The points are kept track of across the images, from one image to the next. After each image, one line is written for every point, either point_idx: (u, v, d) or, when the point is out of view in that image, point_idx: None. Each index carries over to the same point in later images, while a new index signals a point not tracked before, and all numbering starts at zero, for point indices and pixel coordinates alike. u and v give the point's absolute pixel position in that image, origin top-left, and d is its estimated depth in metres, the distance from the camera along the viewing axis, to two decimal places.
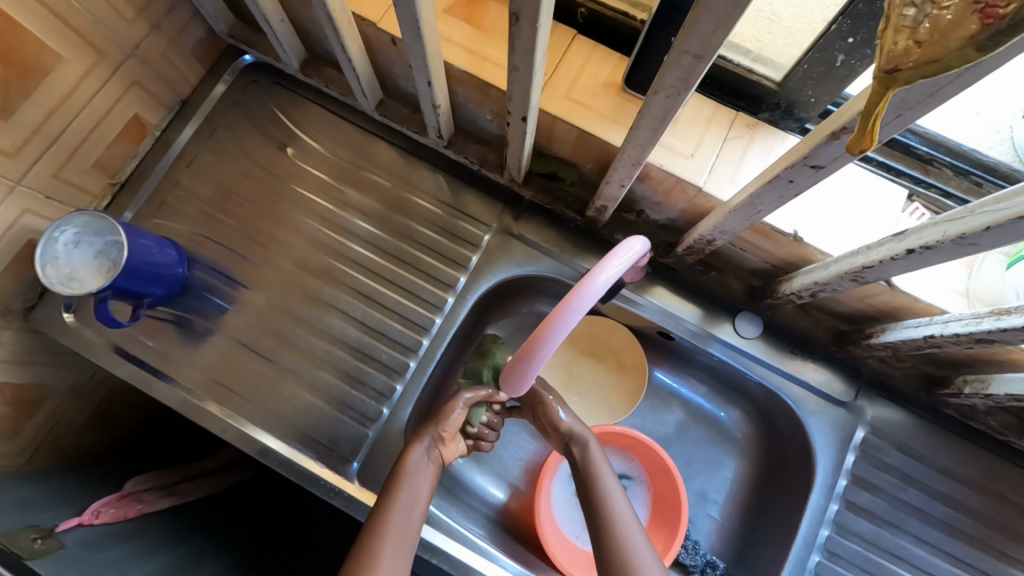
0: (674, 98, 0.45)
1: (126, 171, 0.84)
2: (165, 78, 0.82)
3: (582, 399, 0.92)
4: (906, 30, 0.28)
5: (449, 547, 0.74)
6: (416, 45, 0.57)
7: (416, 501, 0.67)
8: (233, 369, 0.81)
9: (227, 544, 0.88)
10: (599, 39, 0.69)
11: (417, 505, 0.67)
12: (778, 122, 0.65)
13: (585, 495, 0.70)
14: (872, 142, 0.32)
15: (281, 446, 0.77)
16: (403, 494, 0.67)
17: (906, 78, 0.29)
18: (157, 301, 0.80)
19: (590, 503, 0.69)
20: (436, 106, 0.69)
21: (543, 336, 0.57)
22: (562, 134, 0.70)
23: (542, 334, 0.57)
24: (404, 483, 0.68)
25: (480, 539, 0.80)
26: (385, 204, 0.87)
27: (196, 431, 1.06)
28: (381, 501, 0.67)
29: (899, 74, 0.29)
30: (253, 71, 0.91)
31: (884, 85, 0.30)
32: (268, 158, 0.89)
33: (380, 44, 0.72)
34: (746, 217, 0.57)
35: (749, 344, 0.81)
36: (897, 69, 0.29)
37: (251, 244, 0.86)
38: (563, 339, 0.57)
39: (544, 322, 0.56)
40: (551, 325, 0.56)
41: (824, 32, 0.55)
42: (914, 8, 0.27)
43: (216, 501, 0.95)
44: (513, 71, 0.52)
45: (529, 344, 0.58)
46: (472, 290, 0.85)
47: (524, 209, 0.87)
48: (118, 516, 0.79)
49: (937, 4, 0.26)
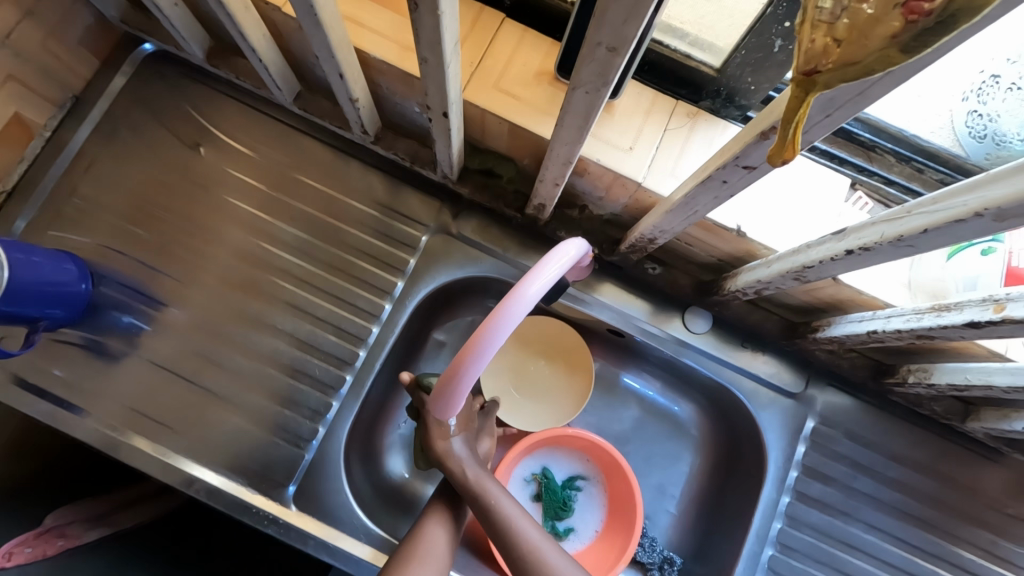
0: (595, 95, 0.40)
1: (12, 179, 0.75)
2: (49, 71, 0.73)
3: (528, 403, 0.89)
4: (825, 24, 0.25)
5: None
6: (317, 35, 0.50)
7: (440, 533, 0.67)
8: (149, 394, 0.74)
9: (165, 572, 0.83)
10: (530, 24, 0.63)
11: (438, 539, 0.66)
12: (720, 110, 0.62)
13: (492, 533, 0.65)
14: (794, 151, 0.29)
15: (217, 479, 0.71)
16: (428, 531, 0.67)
17: (826, 81, 0.26)
18: (58, 323, 0.72)
19: (525, 568, 0.63)
20: (354, 100, 0.63)
21: (455, 386, 0.56)
22: (494, 128, 0.65)
23: (468, 355, 0.53)
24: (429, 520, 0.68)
25: None
26: (315, 207, 0.81)
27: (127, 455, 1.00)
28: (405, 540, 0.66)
29: (818, 76, 0.26)
30: (156, 62, 0.82)
31: (803, 88, 0.27)
32: (180, 157, 0.81)
33: (289, 31, 0.64)
34: (685, 216, 0.53)
35: (700, 339, 0.79)
36: (816, 70, 0.26)
37: (165, 255, 0.78)
38: (482, 373, 0.55)
39: (452, 366, 0.55)
40: (464, 372, 0.54)
41: (760, 16, 0.52)
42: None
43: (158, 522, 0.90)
44: (424, 63, 0.47)
45: (443, 387, 0.56)
46: (412, 295, 0.80)
47: (464, 205, 0.82)
48: (34, 556, 0.76)
49: None
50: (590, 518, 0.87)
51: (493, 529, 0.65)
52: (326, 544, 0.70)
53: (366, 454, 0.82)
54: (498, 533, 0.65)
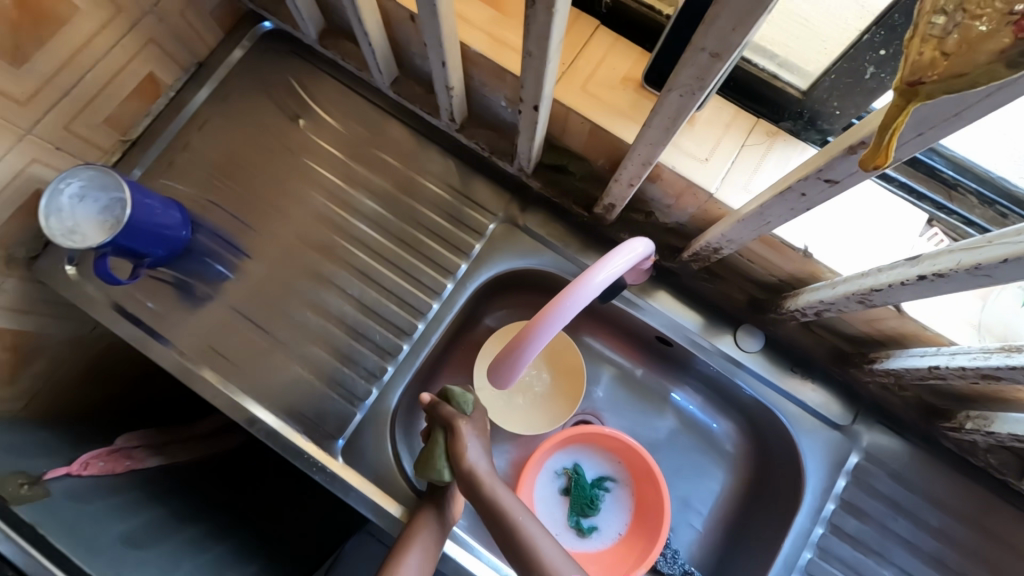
0: (688, 98, 0.43)
1: (138, 129, 0.84)
2: (182, 39, 0.82)
3: (518, 406, 0.90)
4: (934, 39, 0.27)
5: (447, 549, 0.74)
6: (431, 22, 0.55)
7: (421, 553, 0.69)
8: (225, 336, 0.81)
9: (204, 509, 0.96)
10: (622, 32, 0.67)
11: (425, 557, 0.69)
12: (800, 133, 0.64)
13: (512, 549, 0.66)
14: (887, 158, 0.32)
15: (273, 420, 0.76)
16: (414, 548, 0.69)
17: (929, 91, 0.28)
18: (158, 262, 0.80)
19: None
20: (450, 88, 0.68)
21: (512, 362, 0.58)
22: (575, 127, 0.68)
23: (531, 334, 0.55)
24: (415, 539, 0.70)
25: (470, 535, 0.79)
26: (393, 185, 0.86)
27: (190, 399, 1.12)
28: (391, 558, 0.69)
29: (922, 85, 0.28)
30: (271, 39, 0.90)
31: (904, 98, 0.29)
32: (280, 127, 0.88)
33: (398, 21, 0.70)
34: (755, 227, 0.55)
35: (749, 357, 0.79)
36: (920, 81, 0.28)
37: (255, 212, 0.86)
38: (538, 353, 0.58)
39: (514, 338, 0.57)
40: (523, 349, 0.57)
41: (855, 42, 0.53)
42: (944, 15, 0.26)
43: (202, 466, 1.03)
44: (527, 56, 0.50)
45: (500, 361, 0.58)
46: (472, 278, 0.84)
47: (532, 200, 0.85)
48: (106, 470, 0.89)
49: (968, 11, 0.26)
50: (614, 520, 0.88)
51: (512, 545, 0.66)
52: (367, 498, 0.74)
53: (410, 424, 0.86)
54: (518, 551, 0.65)
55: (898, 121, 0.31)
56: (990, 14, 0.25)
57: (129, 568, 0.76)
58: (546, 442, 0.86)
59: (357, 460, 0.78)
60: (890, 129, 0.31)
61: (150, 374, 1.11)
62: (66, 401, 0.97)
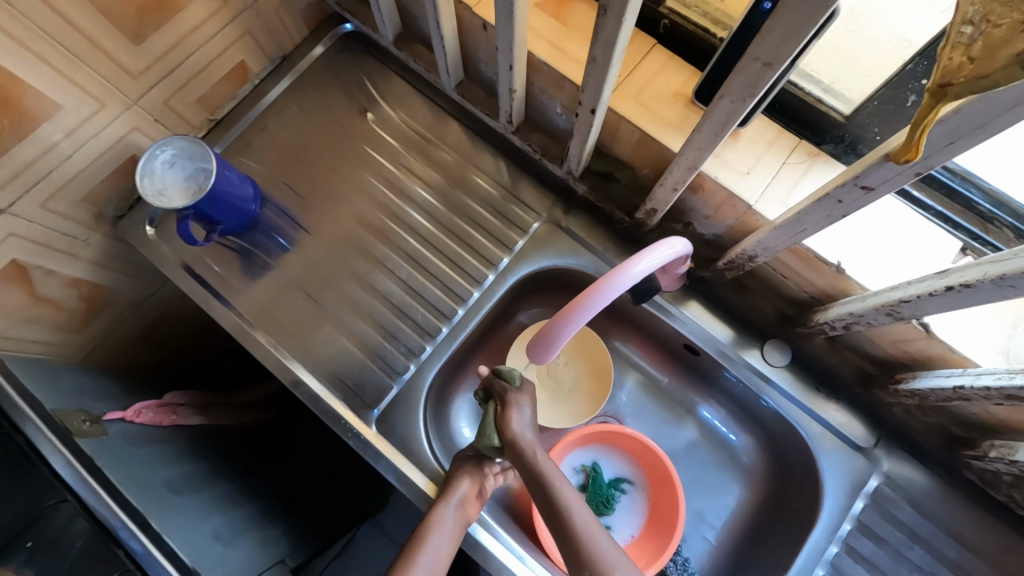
0: (739, 104, 0.47)
1: (224, 110, 0.93)
2: (274, 34, 0.90)
3: (545, 401, 0.94)
4: (962, 46, 0.31)
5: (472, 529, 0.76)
6: (505, 28, 0.61)
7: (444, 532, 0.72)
8: (280, 304, 0.87)
9: (235, 470, 1.03)
10: (677, 52, 0.72)
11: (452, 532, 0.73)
12: (840, 155, 0.67)
13: (549, 512, 0.71)
14: (916, 153, 0.37)
15: (317, 385, 0.81)
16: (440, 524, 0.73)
17: (954, 92, 0.32)
18: (228, 230, 0.87)
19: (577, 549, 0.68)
20: (512, 90, 0.74)
21: (551, 339, 0.62)
22: (625, 136, 0.73)
23: (570, 313, 0.59)
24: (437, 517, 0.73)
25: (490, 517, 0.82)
26: (447, 179, 0.93)
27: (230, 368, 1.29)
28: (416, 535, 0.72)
29: (950, 86, 0.32)
30: (350, 40, 0.99)
31: (934, 97, 0.34)
32: (349, 119, 0.96)
33: (471, 28, 0.77)
34: (791, 234, 0.58)
35: (775, 371, 0.81)
36: (949, 83, 0.33)
37: (318, 193, 0.93)
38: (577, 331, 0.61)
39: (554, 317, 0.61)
40: (562, 325, 0.60)
41: (898, 71, 0.58)
42: (970, 26, 0.30)
43: (234, 431, 1.12)
44: (592, 62, 0.56)
45: (540, 337, 0.62)
46: (513, 271, 0.89)
47: (576, 204, 0.90)
48: (154, 421, 0.96)
49: (991, 22, 0.29)
50: (628, 522, 0.90)
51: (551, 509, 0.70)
52: (396, 468, 0.78)
53: (440, 405, 0.91)
54: (557, 516, 0.70)
55: (928, 118, 0.35)
56: (1005, 26, 0.28)
57: (171, 509, 0.81)
58: (569, 436, 0.89)
59: (389, 430, 0.83)
60: (923, 125, 0.36)
61: (198, 343, 1.23)
62: (121, 354, 1.09)
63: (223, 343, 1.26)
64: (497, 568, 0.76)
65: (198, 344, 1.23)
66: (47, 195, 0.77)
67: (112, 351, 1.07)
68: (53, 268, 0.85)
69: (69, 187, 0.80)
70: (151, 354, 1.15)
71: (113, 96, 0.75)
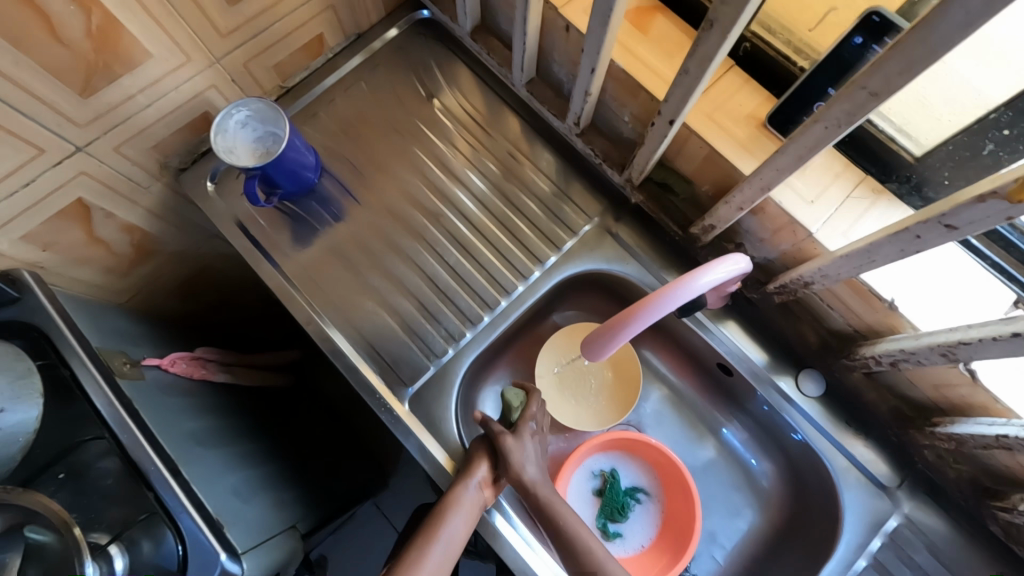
0: (832, 131, 0.48)
1: (295, 80, 0.95)
2: (354, 12, 0.92)
3: (569, 404, 0.94)
4: None
5: (493, 520, 0.77)
6: (597, 31, 0.63)
7: (463, 517, 0.72)
8: (328, 273, 0.89)
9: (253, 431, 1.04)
10: (754, 75, 0.73)
11: (473, 511, 0.73)
12: (904, 196, 0.67)
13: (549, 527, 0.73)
14: None
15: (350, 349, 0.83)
16: (459, 507, 0.73)
17: None
18: (286, 196, 0.90)
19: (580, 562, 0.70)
20: (587, 93, 0.75)
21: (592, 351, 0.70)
22: (691, 151, 0.75)
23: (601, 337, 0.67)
24: (456, 500, 0.73)
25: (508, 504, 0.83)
26: (503, 173, 0.94)
27: (245, 324, 1.36)
28: (435, 514, 0.72)
29: None
30: (423, 26, 1.00)
31: None
32: (413, 103, 0.98)
33: (552, 29, 0.78)
34: (854, 266, 0.58)
35: (807, 401, 0.82)
36: None
37: (376, 170, 0.95)
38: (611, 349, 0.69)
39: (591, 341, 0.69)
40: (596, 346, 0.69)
41: (980, 119, 0.60)
42: None
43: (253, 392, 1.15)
44: (682, 74, 0.57)
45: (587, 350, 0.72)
46: (559, 271, 0.91)
47: (627, 212, 0.92)
48: (186, 373, 0.98)
49: None
50: (640, 532, 0.91)
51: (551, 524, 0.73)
52: (424, 448, 0.79)
53: (470, 390, 0.93)
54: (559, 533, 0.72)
55: None
56: None
57: (199, 458, 0.82)
58: (592, 440, 0.90)
59: (420, 410, 0.84)
60: None
61: (224, 301, 1.28)
62: (156, 302, 1.12)
63: (245, 301, 1.32)
64: (502, 546, 0.77)
65: (227, 301, 1.28)
66: (122, 140, 0.79)
67: (149, 298, 1.09)
68: (113, 211, 0.87)
69: (142, 135, 0.82)
70: (181, 305, 1.18)
71: (199, 51, 0.77)
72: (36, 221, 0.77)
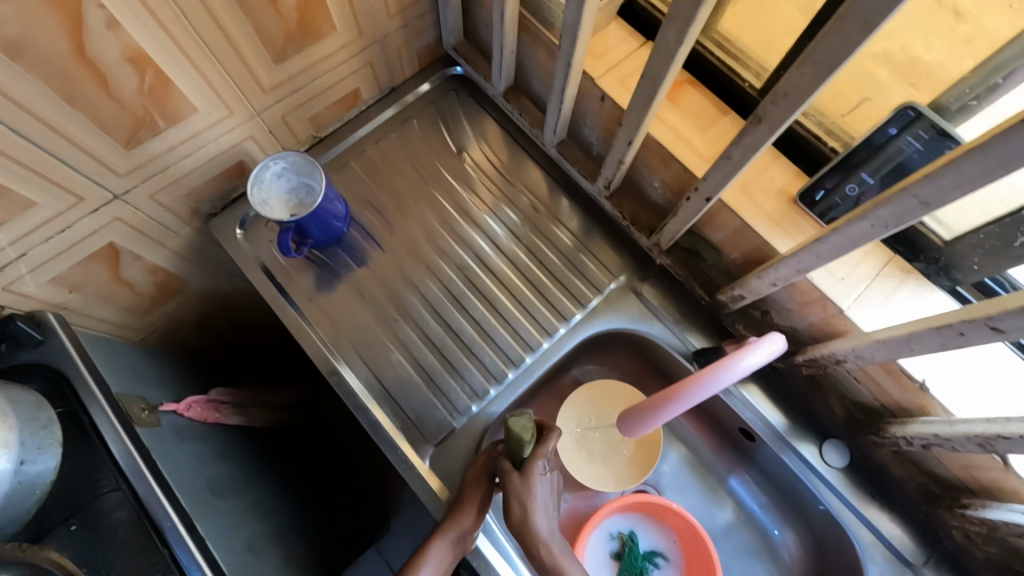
0: (879, 229, 0.49)
1: (328, 130, 0.97)
2: (390, 68, 0.95)
3: (589, 462, 0.94)
4: None
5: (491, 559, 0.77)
6: (639, 110, 0.65)
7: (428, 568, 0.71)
8: (354, 324, 0.89)
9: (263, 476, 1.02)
10: (784, 151, 0.75)
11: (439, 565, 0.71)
12: (931, 275, 0.69)
13: None
14: None
15: (357, 383, 0.84)
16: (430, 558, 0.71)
17: None
18: (316, 244, 0.90)
19: None
20: (621, 162, 0.77)
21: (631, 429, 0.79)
22: (722, 222, 0.76)
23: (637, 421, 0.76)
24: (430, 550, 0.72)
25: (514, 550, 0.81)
26: (531, 229, 0.95)
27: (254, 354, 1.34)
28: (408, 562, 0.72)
29: None
30: (455, 81, 1.03)
31: None
32: (443, 155, 0.99)
33: (588, 97, 0.80)
34: (893, 352, 0.59)
35: (831, 471, 0.81)
36: None
37: (405, 221, 0.96)
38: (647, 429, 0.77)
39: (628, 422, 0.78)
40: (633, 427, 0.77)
41: (1012, 212, 0.60)
42: None
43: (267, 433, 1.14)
44: (725, 159, 0.58)
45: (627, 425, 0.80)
46: (583, 329, 0.91)
47: (652, 272, 0.93)
48: (200, 417, 0.97)
49: None
50: None
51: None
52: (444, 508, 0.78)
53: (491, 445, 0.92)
54: None
55: None
56: None
57: (213, 510, 0.81)
58: (608, 505, 0.88)
59: (441, 467, 0.83)
60: None
61: (235, 335, 1.27)
62: (172, 338, 1.11)
63: (257, 334, 1.32)
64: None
65: (239, 335, 1.27)
66: (158, 188, 0.80)
67: (165, 335, 1.09)
68: (142, 254, 0.87)
69: (178, 183, 0.83)
70: (194, 339, 1.17)
71: (242, 106, 0.79)
72: (66, 264, 0.78)
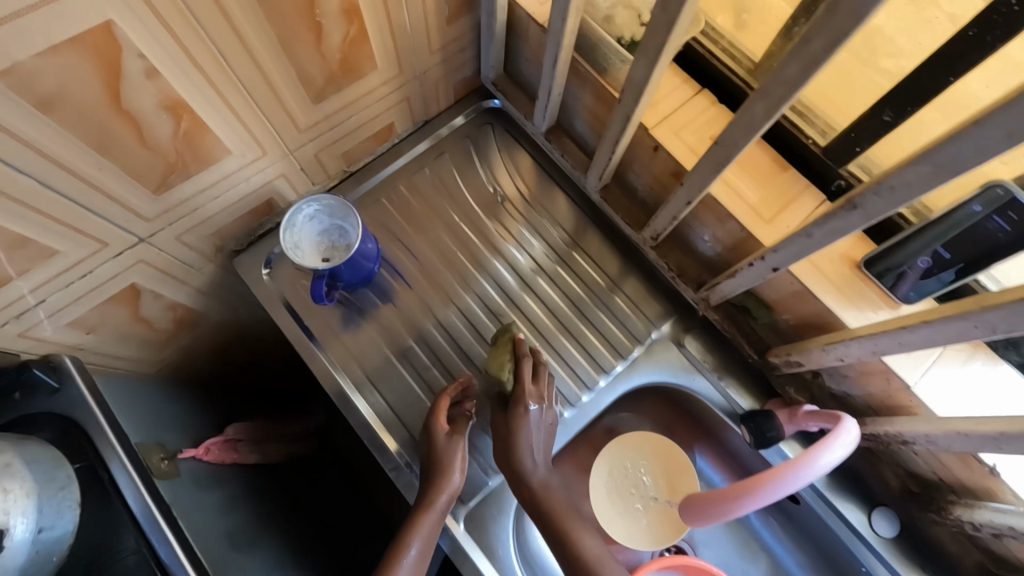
0: (982, 330, 0.46)
1: (359, 164, 0.93)
2: (426, 101, 0.91)
3: (623, 518, 0.90)
4: None
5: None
6: (706, 173, 0.61)
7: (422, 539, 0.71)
8: (385, 371, 0.87)
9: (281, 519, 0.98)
10: None
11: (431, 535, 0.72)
12: (999, 348, 0.65)
13: None
14: None
15: (371, 414, 0.83)
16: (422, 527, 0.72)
17: None
18: (348, 287, 0.86)
19: None
20: (675, 217, 0.73)
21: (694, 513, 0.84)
22: (779, 284, 0.72)
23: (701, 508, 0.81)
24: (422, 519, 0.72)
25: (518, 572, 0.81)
26: (569, 275, 0.92)
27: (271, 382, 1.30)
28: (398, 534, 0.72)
29: None
30: (492, 114, 0.99)
31: None
32: (478, 193, 0.96)
33: (639, 146, 0.77)
34: (978, 445, 0.55)
35: (881, 541, 0.78)
36: None
37: (439, 262, 0.92)
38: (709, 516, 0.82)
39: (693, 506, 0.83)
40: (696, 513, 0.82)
41: None
42: None
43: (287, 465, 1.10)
44: (805, 236, 0.55)
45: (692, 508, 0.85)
46: (623, 381, 0.88)
47: (694, 323, 0.90)
48: (218, 459, 0.94)
49: None
50: None
51: None
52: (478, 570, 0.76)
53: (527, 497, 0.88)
54: None
55: None
56: None
57: (236, 567, 0.77)
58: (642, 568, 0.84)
59: (474, 525, 0.80)
60: None
61: (250, 362, 1.22)
62: (186, 370, 1.06)
63: (272, 360, 1.27)
64: None
65: (253, 362, 1.23)
66: (184, 229, 0.76)
67: (180, 367, 1.04)
68: (163, 293, 0.83)
69: (205, 223, 0.79)
70: (208, 369, 1.12)
71: (276, 146, 0.75)
72: (84, 308, 0.73)
